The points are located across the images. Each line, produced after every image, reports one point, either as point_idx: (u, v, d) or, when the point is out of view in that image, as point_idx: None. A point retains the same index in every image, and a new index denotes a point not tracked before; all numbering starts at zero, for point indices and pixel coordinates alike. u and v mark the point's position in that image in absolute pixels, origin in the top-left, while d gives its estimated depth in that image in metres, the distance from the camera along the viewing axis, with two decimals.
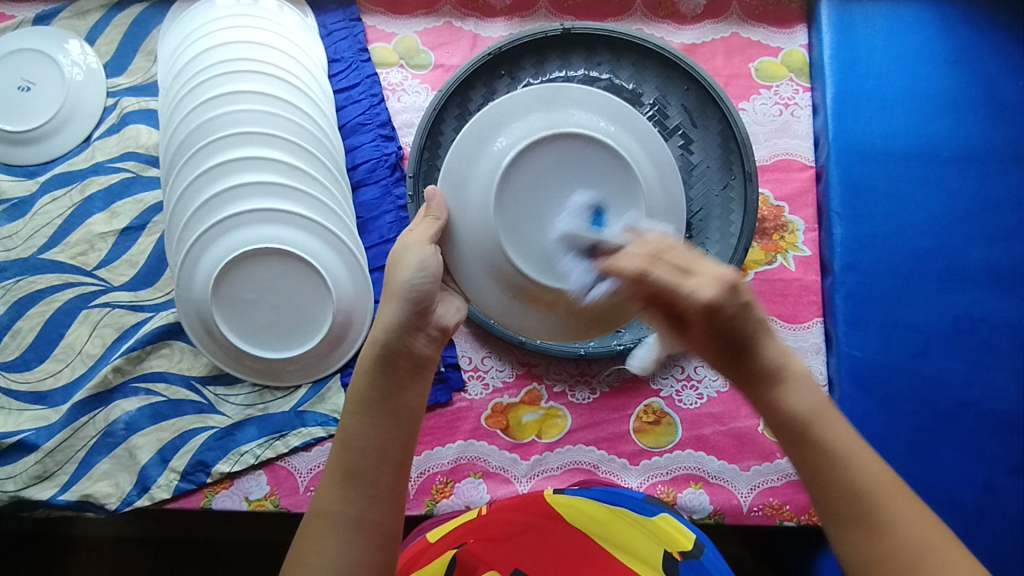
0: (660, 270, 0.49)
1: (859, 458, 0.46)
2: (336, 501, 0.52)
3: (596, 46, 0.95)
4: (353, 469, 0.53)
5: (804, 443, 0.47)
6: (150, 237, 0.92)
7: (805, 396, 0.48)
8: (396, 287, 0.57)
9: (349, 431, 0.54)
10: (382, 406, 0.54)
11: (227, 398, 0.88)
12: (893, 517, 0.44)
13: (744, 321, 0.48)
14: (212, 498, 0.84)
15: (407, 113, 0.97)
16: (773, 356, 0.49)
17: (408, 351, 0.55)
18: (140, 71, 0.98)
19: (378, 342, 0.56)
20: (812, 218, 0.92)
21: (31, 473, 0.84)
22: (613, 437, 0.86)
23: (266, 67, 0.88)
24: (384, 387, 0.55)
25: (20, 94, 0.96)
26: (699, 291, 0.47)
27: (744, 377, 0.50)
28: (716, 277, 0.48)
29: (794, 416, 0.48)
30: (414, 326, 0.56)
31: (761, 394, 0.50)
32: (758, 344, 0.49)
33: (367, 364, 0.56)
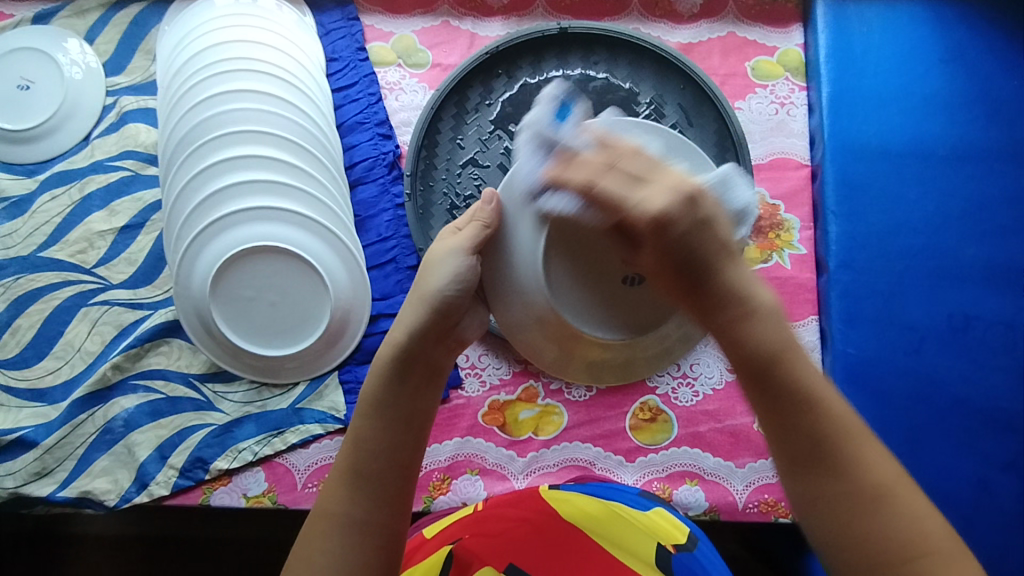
0: (612, 178, 0.50)
1: (827, 397, 0.50)
2: (342, 502, 0.54)
3: (593, 45, 0.95)
4: (362, 472, 0.54)
5: (772, 379, 0.50)
6: (149, 236, 0.93)
7: (771, 328, 0.50)
8: (425, 293, 0.59)
9: (359, 432, 0.56)
10: (396, 410, 0.56)
11: (226, 395, 0.88)
12: (856, 454, 0.48)
13: (703, 242, 0.49)
14: (210, 495, 0.85)
15: (405, 112, 0.98)
16: (734, 285, 0.50)
17: (425, 358, 0.58)
18: (139, 70, 0.99)
19: (397, 345, 0.58)
20: (808, 216, 0.93)
21: (30, 469, 0.84)
22: (610, 434, 0.87)
23: (264, 66, 0.88)
24: (397, 390, 0.57)
25: (19, 93, 0.96)
26: (646, 203, 0.48)
27: (710, 306, 0.51)
28: (669, 188, 0.49)
29: (760, 350, 0.50)
30: (434, 332, 0.58)
31: (723, 325, 0.51)
32: (716, 270, 0.50)
33: (383, 368, 0.57)
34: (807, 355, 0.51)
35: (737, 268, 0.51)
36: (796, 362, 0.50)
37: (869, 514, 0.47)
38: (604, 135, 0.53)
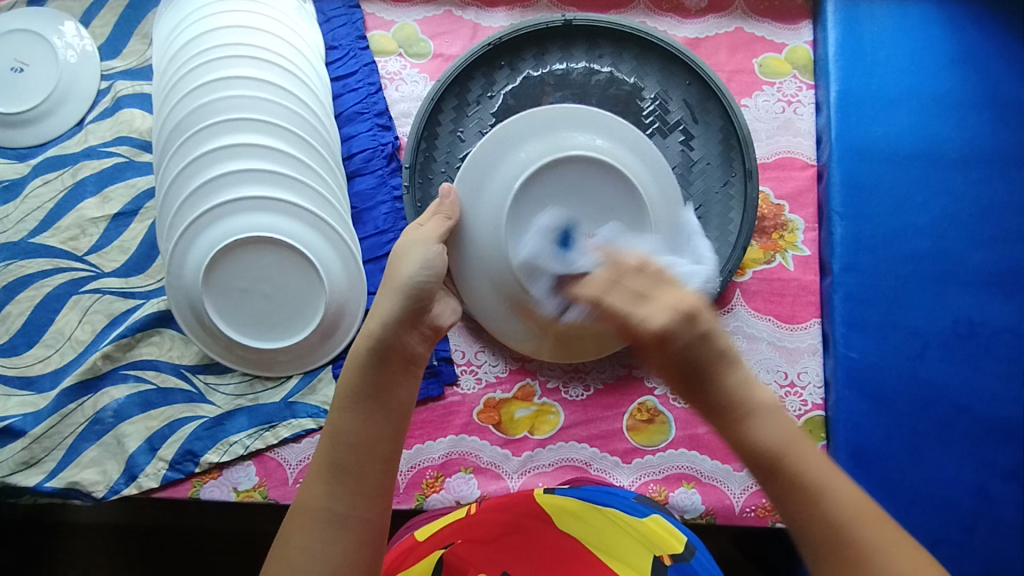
0: (619, 297, 0.56)
1: (835, 491, 0.49)
2: (323, 497, 0.53)
3: (597, 38, 0.94)
4: (343, 466, 0.54)
5: (774, 478, 0.50)
6: (141, 224, 0.91)
7: (770, 428, 0.51)
8: (397, 283, 0.61)
9: (338, 426, 0.55)
10: (373, 402, 0.56)
11: (217, 387, 0.87)
12: (880, 562, 0.46)
13: (703, 349, 0.52)
14: (200, 488, 0.84)
15: (405, 102, 0.96)
16: (733, 392, 0.52)
17: (401, 347, 0.59)
18: (135, 54, 0.97)
19: (373, 336, 0.58)
20: (812, 217, 0.91)
21: (17, 459, 0.83)
22: (607, 435, 0.85)
23: (260, 52, 0.86)
24: (374, 380, 0.57)
25: (12, 75, 0.94)
26: (649, 319, 0.52)
27: (711, 407, 0.52)
28: (669, 306, 0.53)
29: (763, 449, 0.50)
30: (409, 322, 0.59)
31: (726, 427, 0.52)
32: (711, 374, 0.52)
33: (361, 357, 0.57)
34: (811, 449, 0.51)
35: (739, 366, 0.53)
36: (805, 456, 0.50)
37: None
38: (611, 256, 0.63)
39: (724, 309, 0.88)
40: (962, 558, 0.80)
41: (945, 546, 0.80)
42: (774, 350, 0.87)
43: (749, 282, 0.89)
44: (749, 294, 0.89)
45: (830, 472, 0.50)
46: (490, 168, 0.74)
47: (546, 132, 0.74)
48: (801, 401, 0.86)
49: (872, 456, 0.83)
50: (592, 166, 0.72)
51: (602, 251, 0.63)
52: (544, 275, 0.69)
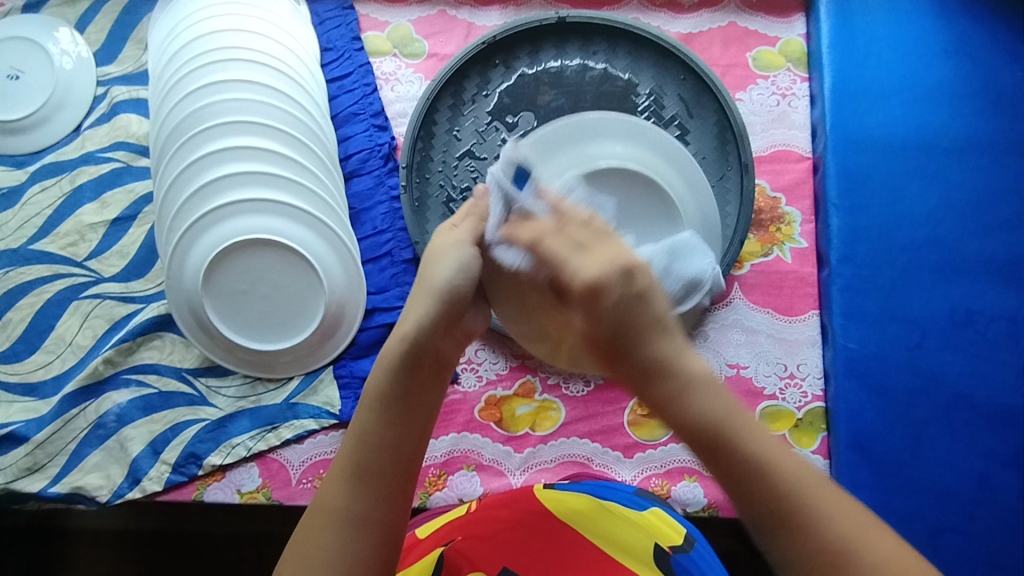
0: (555, 243, 0.53)
1: (776, 455, 0.49)
2: (343, 497, 0.53)
3: (591, 35, 0.95)
4: (367, 468, 0.54)
5: (716, 449, 0.50)
6: (140, 228, 0.92)
7: (707, 401, 0.51)
8: (432, 285, 0.57)
9: (365, 426, 0.55)
10: (402, 405, 0.55)
11: (219, 390, 0.87)
12: (814, 510, 0.47)
13: (636, 314, 0.51)
14: (203, 491, 0.84)
15: (401, 103, 0.96)
16: (659, 357, 0.52)
17: (434, 351, 0.57)
18: (130, 59, 0.97)
19: (406, 337, 0.56)
20: (809, 209, 0.92)
21: (21, 465, 0.83)
22: (608, 429, 0.86)
23: (256, 55, 0.86)
24: (404, 382, 0.56)
25: (9, 82, 0.94)
26: (580, 272, 0.51)
27: (643, 376, 0.52)
28: (608, 260, 0.51)
29: (703, 423, 0.50)
30: (445, 327, 0.57)
31: (663, 403, 0.52)
32: (643, 342, 0.52)
33: (391, 358, 0.56)
34: (754, 423, 0.51)
35: (672, 339, 0.53)
36: (744, 430, 0.50)
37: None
38: (560, 203, 0.55)
39: (723, 303, 0.89)
40: (963, 546, 0.80)
41: (947, 533, 0.80)
42: (773, 342, 0.88)
43: (746, 275, 0.89)
44: (747, 287, 0.89)
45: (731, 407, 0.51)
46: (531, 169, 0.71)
47: (579, 145, 0.79)
48: (801, 392, 0.86)
49: (872, 446, 0.83)
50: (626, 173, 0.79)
51: (551, 195, 0.55)
52: (495, 203, 0.58)
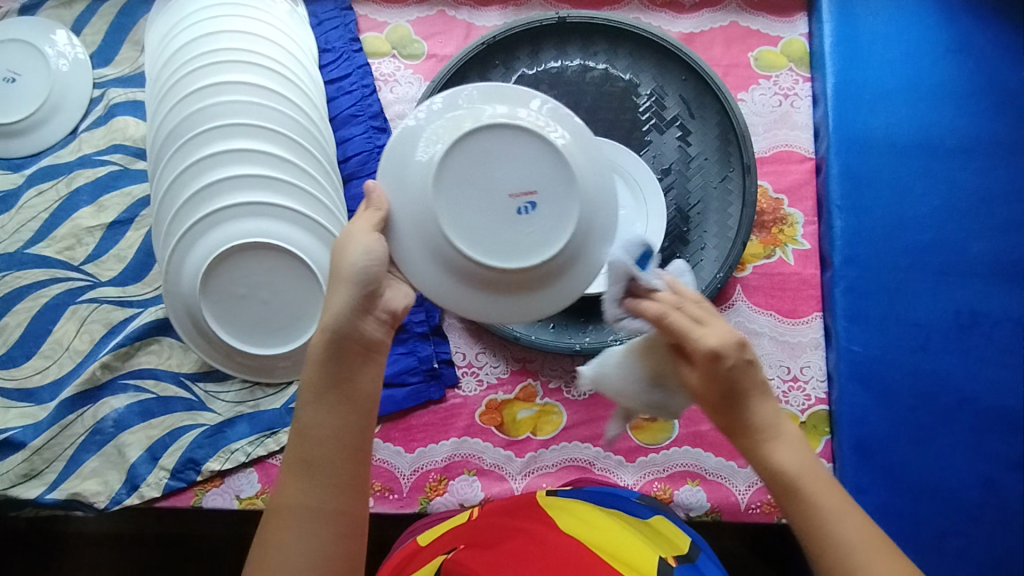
0: (678, 316, 0.55)
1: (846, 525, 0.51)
2: (297, 494, 0.54)
3: (592, 36, 0.94)
4: (313, 461, 0.55)
5: (795, 503, 0.52)
6: (138, 231, 0.91)
7: (791, 457, 0.53)
8: (343, 271, 0.56)
9: (304, 420, 0.56)
10: (336, 394, 0.56)
11: (217, 395, 0.86)
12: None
13: (744, 378, 0.54)
14: (202, 497, 0.83)
15: (400, 104, 0.96)
16: (758, 418, 0.54)
17: (359, 335, 0.56)
18: (127, 61, 0.96)
19: (327, 328, 0.56)
20: (812, 211, 0.91)
21: (18, 471, 0.82)
22: None
23: (254, 57, 0.86)
24: (335, 372, 0.56)
25: (3, 85, 0.92)
26: (705, 340, 0.53)
27: (739, 431, 0.55)
28: (725, 333, 0.54)
29: (782, 477, 0.53)
30: (364, 309, 0.56)
31: (751, 454, 0.54)
32: (748, 401, 0.54)
33: (319, 350, 0.56)
34: (834, 486, 0.53)
35: (768, 403, 0.55)
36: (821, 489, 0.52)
37: None
38: (675, 282, 0.58)
39: (726, 305, 0.88)
40: (968, 550, 0.79)
41: (952, 537, 0.80)
42: (775, 345, 0.87)
43: (749, 277, 0.89)
44: (750, 289, 0.88)
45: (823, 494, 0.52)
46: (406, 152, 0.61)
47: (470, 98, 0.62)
48: (805, 395, 0.85)
49: (876, 450, 0.82)
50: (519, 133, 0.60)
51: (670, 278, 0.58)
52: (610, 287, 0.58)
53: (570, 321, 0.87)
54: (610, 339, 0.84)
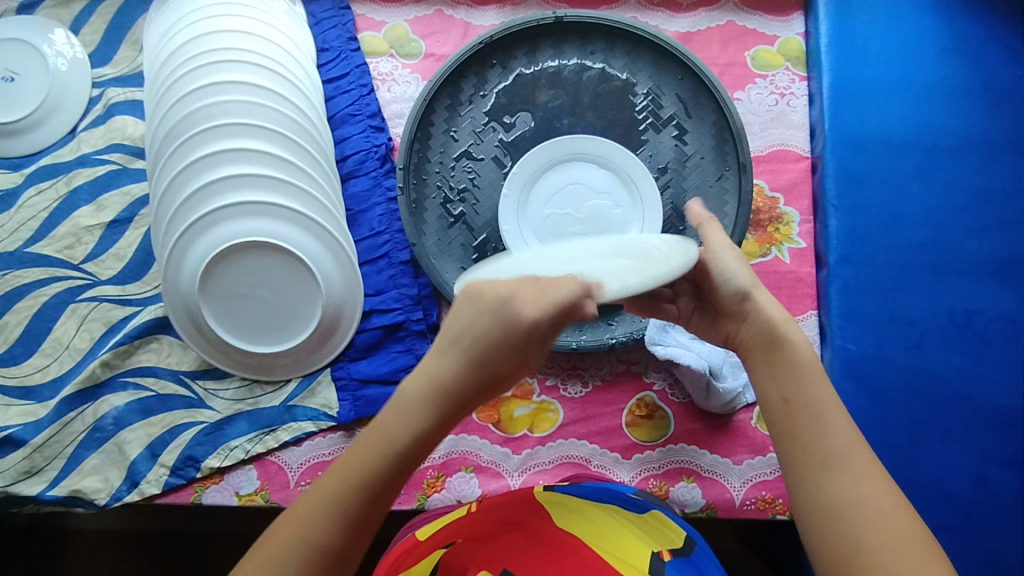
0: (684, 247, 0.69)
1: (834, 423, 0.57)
2: (323, 533, 0.50)
3: (589, 35, 0.94)
4: (358, 507, 0.51)
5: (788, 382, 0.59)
6: (137, 231, 0.91)
7: (796, 357, 0.60)
8: (474, 345, 0.50)
9: (366, 465, 0.51)
10: (408, 454, 0.51)
11: (217, 392, 0.87)
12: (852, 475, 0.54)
13: (731, 285, 0.63)
14: (201, 494, 0.84)
15: (397, 104, 0.96)
16: (736, 295, 0.63)
17: (463, 405, 0.52)
18: (126, 61, 0.96)
19: (445, 387, 0.51)
20: (807, 209, 0.91)
21: (19, 468, 0.83)
22: (606, 431, 0.86)
23: (251, 57, 0.86)
24: (421, 431, 0.51)
25: (2, 84, 0.93)
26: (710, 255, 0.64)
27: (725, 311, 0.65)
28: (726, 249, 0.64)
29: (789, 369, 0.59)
30: (485, 393, 0.52)
31: (765, 360, 0.61)
32: (725, 293, 0.63)
33: (420, 404, 0.51)
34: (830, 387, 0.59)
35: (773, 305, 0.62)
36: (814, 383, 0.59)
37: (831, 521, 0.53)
38: None
39: None
40: (961, 546, 0.80)
41: (945, 534, 0.80)
42: None
43: None
44: None
45: (835, 403, 0.58)
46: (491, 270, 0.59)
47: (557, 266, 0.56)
48: None
49: (871, 447, 0.83)
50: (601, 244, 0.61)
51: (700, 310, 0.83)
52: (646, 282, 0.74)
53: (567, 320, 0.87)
54: (606, 337, 0.85)
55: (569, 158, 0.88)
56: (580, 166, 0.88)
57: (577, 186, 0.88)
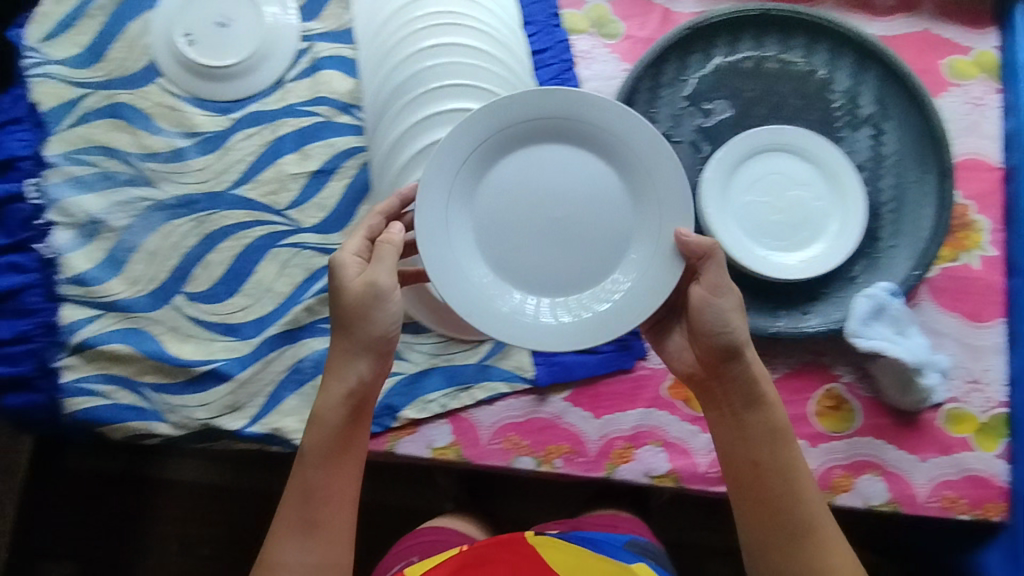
0: (702, 290, 0.72)
1: (801, 477, 0.71)
2: (297, 549, 0.70)
3: (791, 29, 0.95)
4: (313, 522, 0.71)
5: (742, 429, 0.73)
6: (340, 182, 0.92)
7: (781, 416, 0.73)
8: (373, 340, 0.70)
9: (313, 486, 0.71)
10: (329, 463, 0.71)
11: (415, 345, 0.89)
12: (811, 521, 0.71)
13: (722, 341, 0.71)
14: (396, 443, 0.86)
15: (596, 81, 0.97)
16: (729, 343, 0.71)
17: (357, 411, 0.72)
18: (333, 18, 0.96)
19: (349, 396, 0.71)
20: (998, 219, 0.93)
21: (224, 402, 0.85)
22: (794, 418, 0.88)
23: (472, 23, 0.89)
24: (330, 446, 0.72)
25: (217, 30, 0.93)
26: (722, 310, 0.71)
27: (721, 356, 0.72)
28: (736, 305, 0.71)
29: (776, 425, 0.72)
30: (354, 414, 0.72)
31: (734, 411, 0.73)
32: (728, 349, 0.71)
33: (336, 424, 0.71)
34: (796, 440, 0.73)
35: (757, 363, 0.73)
36: (789, 447, 0.72)
37: (798, 550, 0.70)
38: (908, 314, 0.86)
39: (912, 303, 0.90)
40: None
41: None
42: (959, 347, 0.89)
43: (937, 278, 0.91)
44: (937, 289, 0.90)
45: (802, 458, 0.72)
46: (512, 258, 0.77)
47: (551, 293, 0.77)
48: (985, 396, 0.88)
49: None
50: (586, 265, 0.76)
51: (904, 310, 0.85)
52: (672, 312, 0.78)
53: (763, 305, 0.88)
54: (805, 325, 0.86)
55: (550, 117, 0.75)
56: (781, 156, 0.90)
57: (778, 176, 0.90)
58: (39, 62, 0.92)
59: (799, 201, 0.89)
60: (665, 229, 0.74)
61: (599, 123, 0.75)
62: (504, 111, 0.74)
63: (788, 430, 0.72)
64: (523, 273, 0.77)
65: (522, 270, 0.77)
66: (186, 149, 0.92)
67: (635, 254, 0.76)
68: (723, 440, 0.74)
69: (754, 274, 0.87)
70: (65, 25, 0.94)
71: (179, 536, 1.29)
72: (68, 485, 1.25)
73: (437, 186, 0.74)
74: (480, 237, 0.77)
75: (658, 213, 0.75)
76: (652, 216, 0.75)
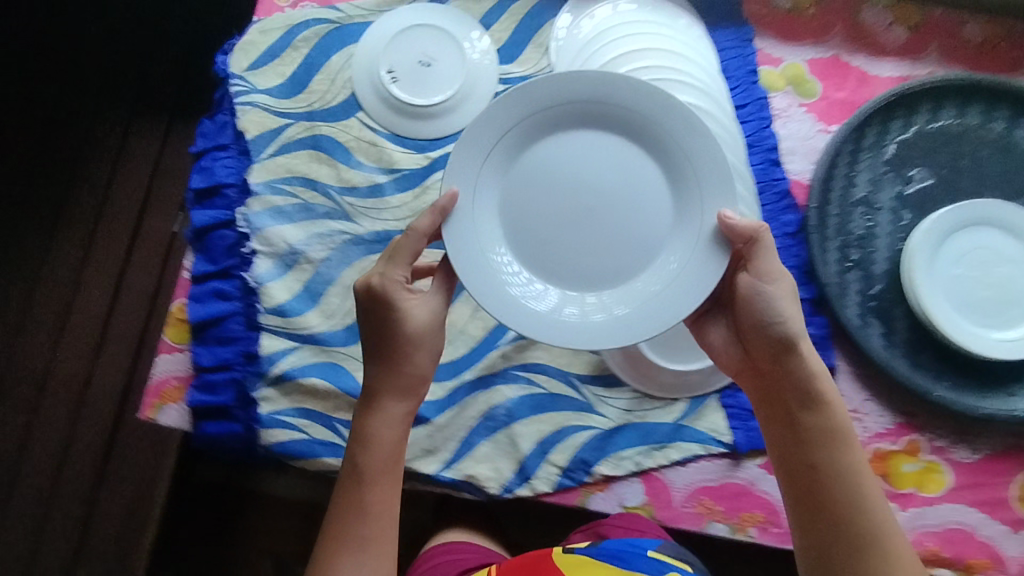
0: (747, 278, 0.70)
1: (869, 485, 0.67)
2: (353, 565, 0.68)
3: (996, 100, 0.95)
4: (366, 538, 0.69)
5: (805, 439, 0.69)
6: None
7: (827, 416, 0.69)
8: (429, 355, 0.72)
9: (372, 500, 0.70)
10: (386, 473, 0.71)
11: (607, 400, 0.88)
12: (874, 532, 0.65)
13: (776, 336, 0.69)
14: (588, 498, 0.85)
15: (791, 140, 0.97)
16: (783, 338, 0.69)
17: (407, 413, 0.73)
18: (530, 62, 0.98)
19: (403, 405, 0.72)
20: None
21: (421, 445, 0.85)
22: (996, 501, 0.85)
23: (687, 83, 0.90)
24: (384, 454, 0.71)
25: (421, 69, 0.96)
26: (771, 300, 0.69)
27: (777, 352, 0.70)
28: (789, 294, 0.69)
29: (814, 428, 0.69)
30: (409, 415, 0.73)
31: (796, 413, 0.70)
32: (788, 346, 0.69)
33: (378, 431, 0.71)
34: (858, 442, 0.69)
35: (817, 359, 0.70)
36: (843, 447, 0.68)
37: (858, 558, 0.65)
38: None
39: None
40: None
41: None
42: None
43: None
44: None
45: (867, 462, 0.68)
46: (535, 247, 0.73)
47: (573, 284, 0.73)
48: None
49: None
50: (608, 260, 0.73)
51: None
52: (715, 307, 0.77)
53: (968, 383, 0.87)
54: (1014, 407, 0.85)
55: (588, 100, 0.72)
56: (990, 230, 0.89)
57: (985, 251, 0.89)
58: (245, 91, 0.96)
59: (1008, 277, 0.88)
60: (703, 215, 0.70)
61: (627, 104, 0.71)
62: (536, 94, 0.70)
63: (857, 441, 0.69)
64: (549, 262, 0.73)
65: (545, 257, 0.73)
66: (384, 185, 0.93)
67: (675, 250, 0.71)
68: (779, 447, 0.71)
69: (964, 349, 0.86)
70: (273, 57, 0.97)
71: (274, 551, 1.18)
72: (184, 508, 1.17)
73: (473, 156, 0.71)
74: (509, 226, 0.73)
75: (696, 197, 0.70)
76: (691, 207, 0.71)
